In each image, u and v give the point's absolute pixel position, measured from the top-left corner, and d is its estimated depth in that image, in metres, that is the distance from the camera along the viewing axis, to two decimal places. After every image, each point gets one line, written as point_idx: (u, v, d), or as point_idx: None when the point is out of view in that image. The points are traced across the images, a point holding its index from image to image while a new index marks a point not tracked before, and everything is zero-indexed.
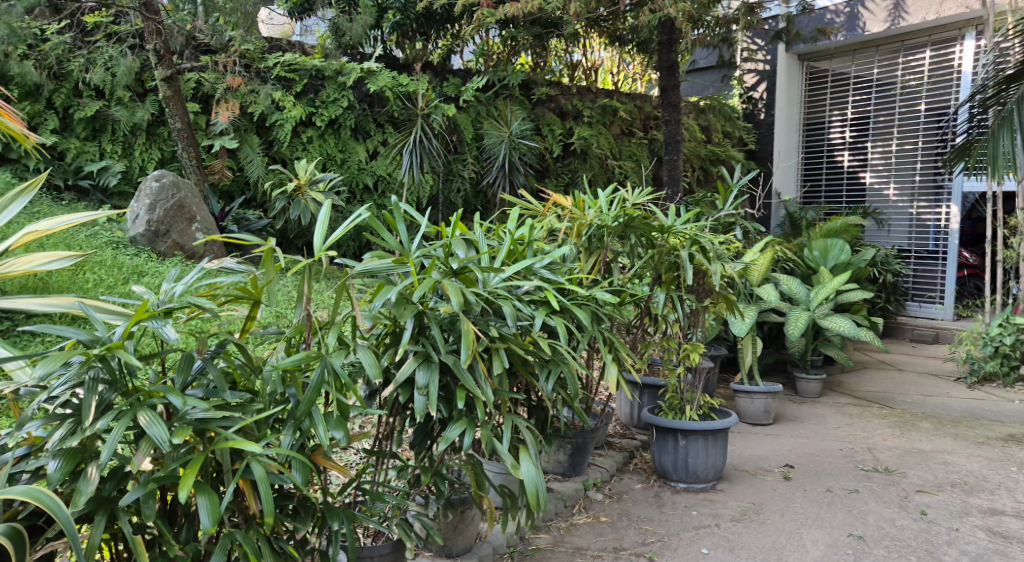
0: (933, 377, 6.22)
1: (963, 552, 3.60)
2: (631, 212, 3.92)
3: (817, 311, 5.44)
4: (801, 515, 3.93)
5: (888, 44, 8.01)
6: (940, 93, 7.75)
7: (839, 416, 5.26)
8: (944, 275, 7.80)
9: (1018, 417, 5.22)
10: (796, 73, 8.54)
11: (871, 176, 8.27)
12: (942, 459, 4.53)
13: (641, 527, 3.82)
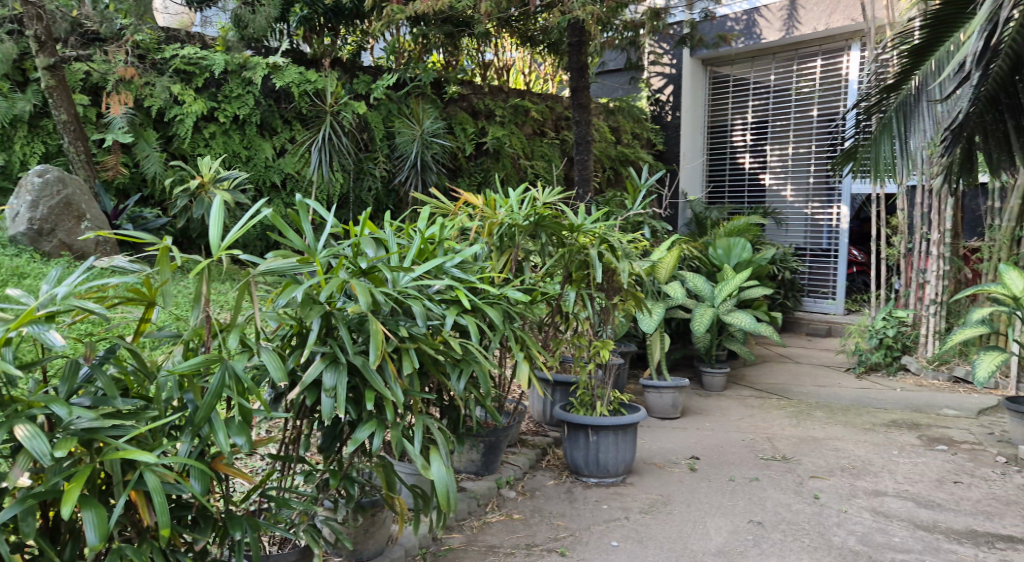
0: (826, 368, 6.46)
1: (850, 532, 3.75)
2: (541, 211, 3.94)
3: (722, 307, 5.58)
4: (705, 505, 4.03)
5: (784, 52, 8.28)
6: (830, 99, 8.03)
7: (741, 408, 5.42)
8: (835, 272, 8.11)
9: (901, 404, 5.47)
10: (701, 77, 8.75)
11: (771, 177, 8.54)
12: (834, 446, 4.71)
13: (552, 523, 3.86)
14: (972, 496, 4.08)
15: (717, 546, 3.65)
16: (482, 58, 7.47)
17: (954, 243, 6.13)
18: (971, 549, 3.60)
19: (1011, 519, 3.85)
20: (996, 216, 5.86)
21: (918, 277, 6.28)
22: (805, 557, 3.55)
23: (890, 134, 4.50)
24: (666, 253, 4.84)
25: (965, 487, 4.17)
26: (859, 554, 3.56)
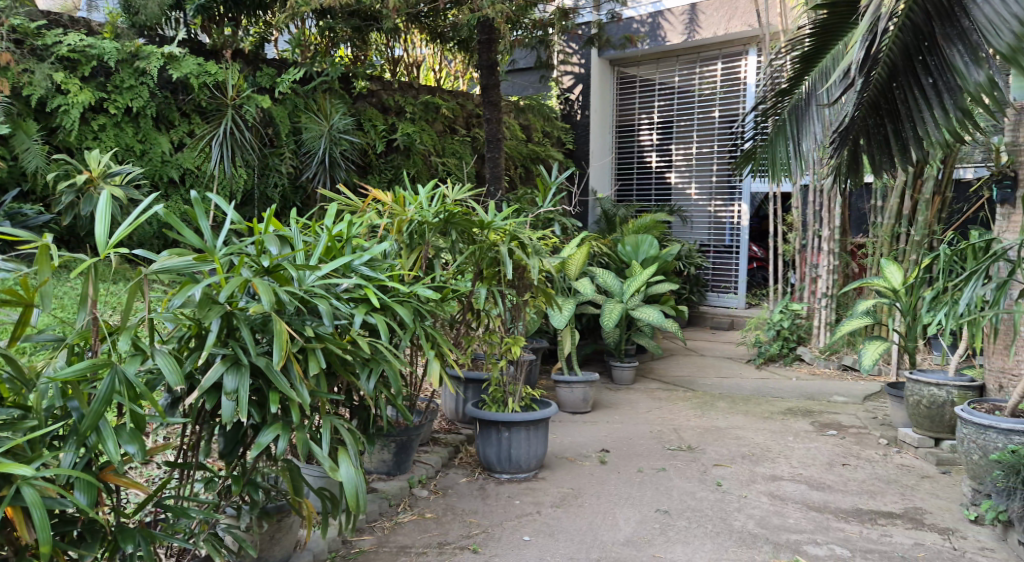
0: (729, 360, 6.62)
1: (750, 516, 3.87)
2: (451, 208, 3.96)
3: (631, 303, 5.65)
4: (614, 496, 4.10)
5: (686, 55, 8.47)
6: (731, 101, 8.26)
7: (648, 401, 5.52)
8: (737, 267, 8.33)
9: (798, 393, 5.66)
10: (609, 78, 8.86)
11: (676, 176, 8.71)
12: (735, 434, 4.84)
13: (465, 520, 3.86)
14: (859, 477, 4.26)
15: (625, 536, 3.72)
16: (391, 54, 7.40)
17: (842, 239, 6.35)
18: (857, 526, 3.76)
19: (892, 496, 4.04)
20: (879, 213, 6.07)
21: (811, 272, 6.50)
22: (709, 543, 3.65)
23: (784, 136, 4.35)
24: (575, 249, 4.87)
25: (852, 469, 4.35)
26: (757, 537, 3.68)
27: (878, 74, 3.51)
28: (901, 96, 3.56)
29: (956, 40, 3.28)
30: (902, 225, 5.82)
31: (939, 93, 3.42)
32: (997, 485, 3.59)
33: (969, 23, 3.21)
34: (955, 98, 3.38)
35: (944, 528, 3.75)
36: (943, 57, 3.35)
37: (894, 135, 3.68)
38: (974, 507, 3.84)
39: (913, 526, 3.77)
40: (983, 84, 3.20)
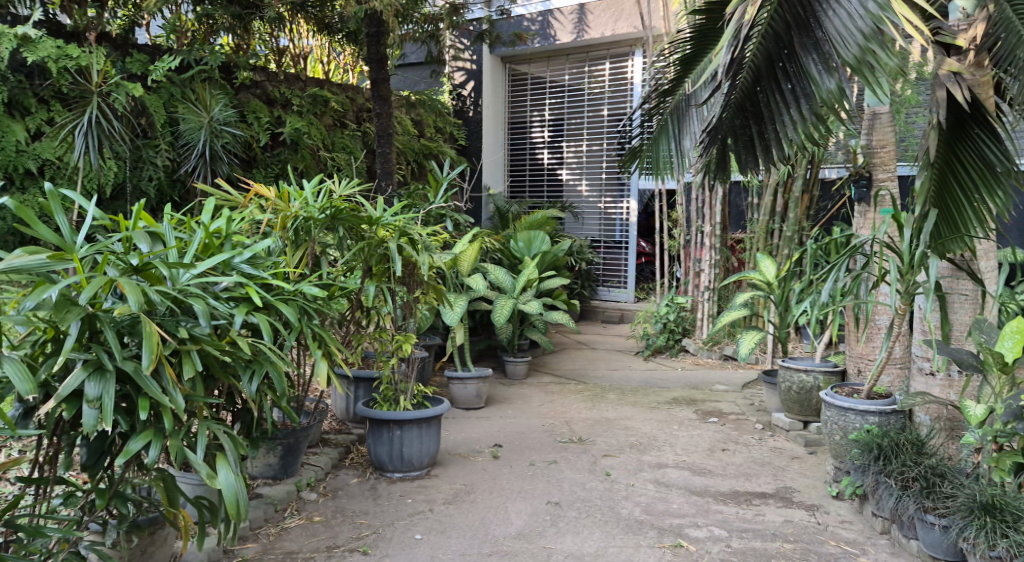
0: (618, 353, 6.73)
1: (637, 504, 3.95)
2: (338, 204, 3.90)
3: (521, 298, 5.69)
4: (507, 490, 4.11)
5: (576, 54, 8.58)
6: (619, 101, 8.43)
7: (541, 395, 5.56)
8: (626, 261, 8.48)
9: (683, 382, 5.81)
10: (501, 76, 8.87)
11: (568, 173, 8.84)
12: (623, 424, 4.93)
13: (355, 522, 3.81)
14: (737, 461, 4.39)
15: (517, 530, 3.74)
16: (276, 44, 7.22)
17: (722, 234, 6.54)
18: (733, 507, 3.90)
19: (765, 478, 4.18)
20: (755, 210, 6.27)
21: (694, 266, 6.67)
22: (597, 532, 3.72)
23: (666, 135, 4.26)
24: (466, 246, 4.83)
25: (731, 453, 4.48)
26: (643, 523, 3.78)
27: (742, 79, 3.63)
28: (764, 101, 3.66)
29: (811, 49, 3.46)
30: (776, 221, 6.03)
31: (797, 99, 3.56)
32: (854, 463, 3.77)
33: (823, 34, 3.39)
34: (811, 105, 3.53)
35: (810, 504, 3.94)
36: (800, 66, 3.50)
37: (758, 136, 3.77)
38: (836, 483, 4.03)
39: (783, 505, 3.93)
40: (834, 92, 3.39)
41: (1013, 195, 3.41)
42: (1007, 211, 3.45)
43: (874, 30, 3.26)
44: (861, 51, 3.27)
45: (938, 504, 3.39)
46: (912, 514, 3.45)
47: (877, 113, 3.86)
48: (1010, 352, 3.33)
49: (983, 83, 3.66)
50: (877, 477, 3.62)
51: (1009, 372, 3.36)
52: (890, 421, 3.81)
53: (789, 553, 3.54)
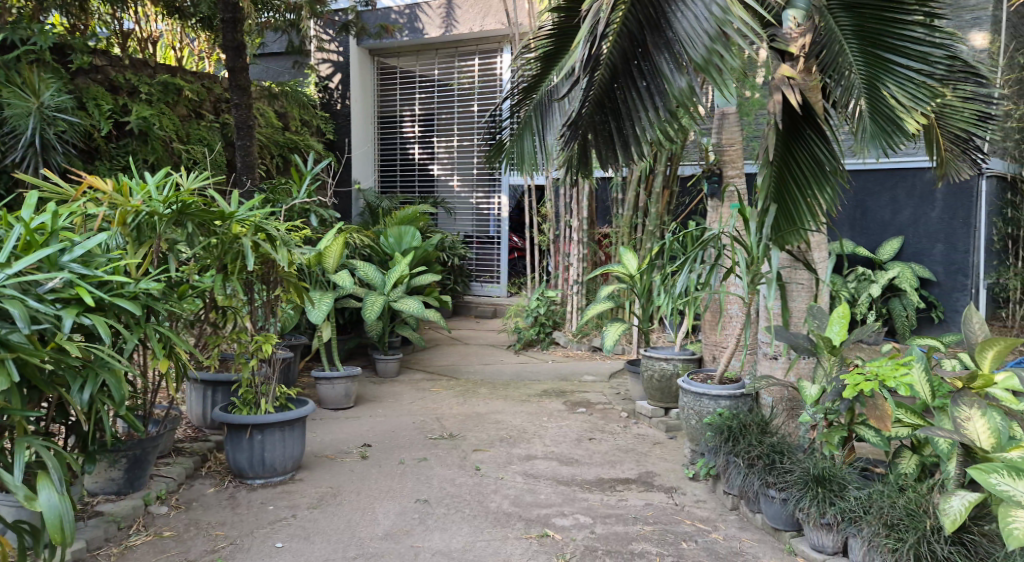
0: (491, 347, 6.77)
1: (506, 497, 3.99)
2: (186, 199, 3.75)
3: (393, 294, 5.58)
4: (375, 490, 4.06)
5: (445, 49, 8.52)
6: (488, 98, 8.42)
7: (413, 392, 5.50)
8: (499, 255, 8.57)
9: (553, 374, 5.91)
10: (369, 67, 8.71)
11: (439, 168, 8.76)
12: (495, 419, 4.96)
13: (209, 534, 3.67)
14: (603, 449, 4.51)
15: (384, 530, 3.72)
16: (120, 26, 6.80)
17: (589, 229, 6.69)
18: (598, 495, 4.00)
19: (628, 464, 4.32)
20: (620, 205, 6.43)
21: (563, 260, 6.79)
22: (465, 527, 3.75)
23: (530, 130, 4.13)
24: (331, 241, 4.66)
25: (597, 442, 4.59)
26: (511, 516, 3.83)
27: (599, 75, 3.74)
28: (622, 97, 3.78)
29: (662, 49, 3.61)
30: (639, 217, 6.21)
31: (652, 96, 3.70)
32: (707, 444, 3.93)
33: (673, 34, 3.57)
34: (666, 102, 3.69)
35: (669, 487, 4.09)
36: (654, 64, 3.65)
37: (617, 133, 3.87)
38: (695, 465, 4.19)
39: (645, 489, 4.07)
40: (685, 89, 3.56)
41: (841, 193, 3.58)
42: (835, 206, 3.63)
43: (718, 32, 3.47)
44: (708, 52, 3.47)
45: (779, 479, 3.60)
46: (758, 490, 3.66)
47: (725, 113, 3.76)
48: (838, 335, 3.56)
49: (812, 90, 3.68)
50: (729, 457, 3.79)
51: (838, 354, 3.56)
52: (739, 404, 4.00)
53: (650, 535, 3.68)
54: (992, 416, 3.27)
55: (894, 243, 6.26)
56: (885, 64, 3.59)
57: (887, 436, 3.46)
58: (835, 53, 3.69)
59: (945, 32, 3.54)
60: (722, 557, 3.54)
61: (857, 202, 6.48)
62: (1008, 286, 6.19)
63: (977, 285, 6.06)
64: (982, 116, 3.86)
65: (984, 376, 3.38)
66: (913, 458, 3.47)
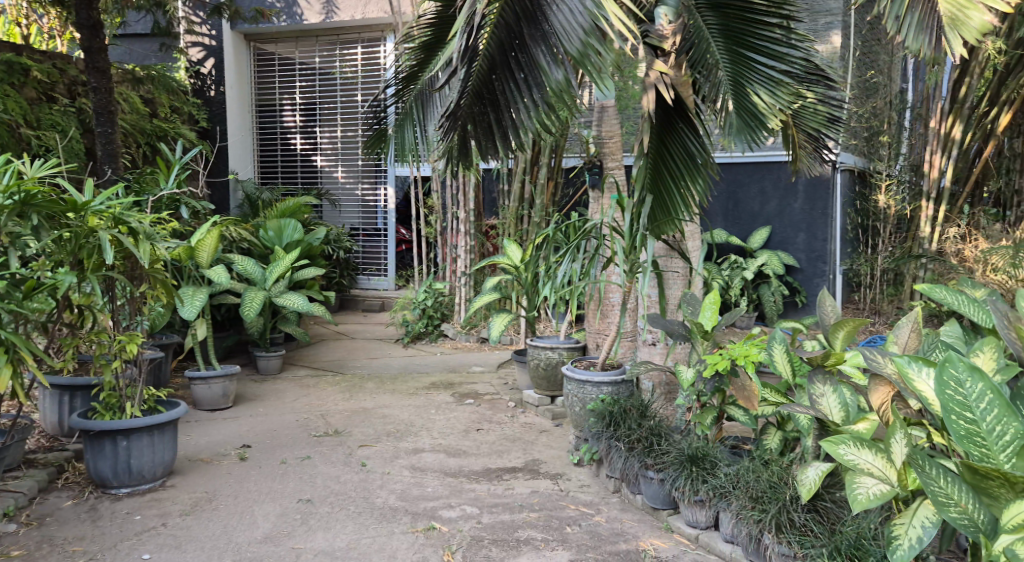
0: (378, 341, 6.66)
1: (392, 491, 3.95)
2: (30, 189, 3.45)
3: (274, 289, 5.35)
4: (253, 493, 3.93)
5: (327, 36, 8.34)
6: (372, 86, 8.27)
7: (296, 389, 5.33)
8: (386, 248, 8.44)
9: (440, 367, 5.87)
10: (245, 53, 8.41)
11: (322, 159, 8.61)
12: (382, 413, 4.88)
13: (67, 550, 3.43)
14: (491, 439, 4.53)
15: (263, 533, 3.60)
16: None
17: (477, 221, 6.70)
18: (484, 485, 4.03)
19: (515, 453, 4.36)
20: (506, 197, 6.46)
21: (451, 252, 6.79)
22: (349, 524, 3.68)
23: (411, 120, 4.12)
24: (204, 234, 4.50)
25: (485, 432, 4.61)
26: (397, 510, 3.79)
27: (477, 66, 3.74)
28: (500, 88, 3.78)
29: (539, 41, 3.65)
30: (525, 208, 6.26)
31: (530, 87, 3.73)
32: (590, 430, 4.03)
33: (549, 26, 3.61)
34: (543, 94, 3.73)
35: (554, 473, 4.17)
36: (531, 56, 3.68)
37: (496, 123, 3.86)
38: (578, 451, 4.28)
39: (531, 477, 4.13)
40: (562, 82, 3.62)
41: (712, 184, 3.64)
42: (708, 196, 3.67)
43: (592, 27, 3.53)
44: (584, 45, 3.53)
45: (657, 460, 3.74)
46: (638, 472, 3.78)
47: (605, 106, 3.84)
48: (710, 320, 3.64)
49: (683, 85, 3.78)
50: (610, 441, 3.91)
51: (711, 339, 3.64)
52: (620, 390, 4.13)
53: (535, 522, 3.74)
54: (842, 393, 3.47)
55: (763, 232, 6.61)
56: (748, 62, 3.63)
57: (755, 414, 3.60)
58: (704, 50, 3.70)
59: (800, 35, 3.67)
60: (605, 539, 3.64)
61: (730, 194, 6.82)
62: (860, 271, 6.44)
63: (834, 270, 6.49)
64: (832, 118, 4.12)
65: (836, 354, 3.54)
66: (777, 434, 3.63)
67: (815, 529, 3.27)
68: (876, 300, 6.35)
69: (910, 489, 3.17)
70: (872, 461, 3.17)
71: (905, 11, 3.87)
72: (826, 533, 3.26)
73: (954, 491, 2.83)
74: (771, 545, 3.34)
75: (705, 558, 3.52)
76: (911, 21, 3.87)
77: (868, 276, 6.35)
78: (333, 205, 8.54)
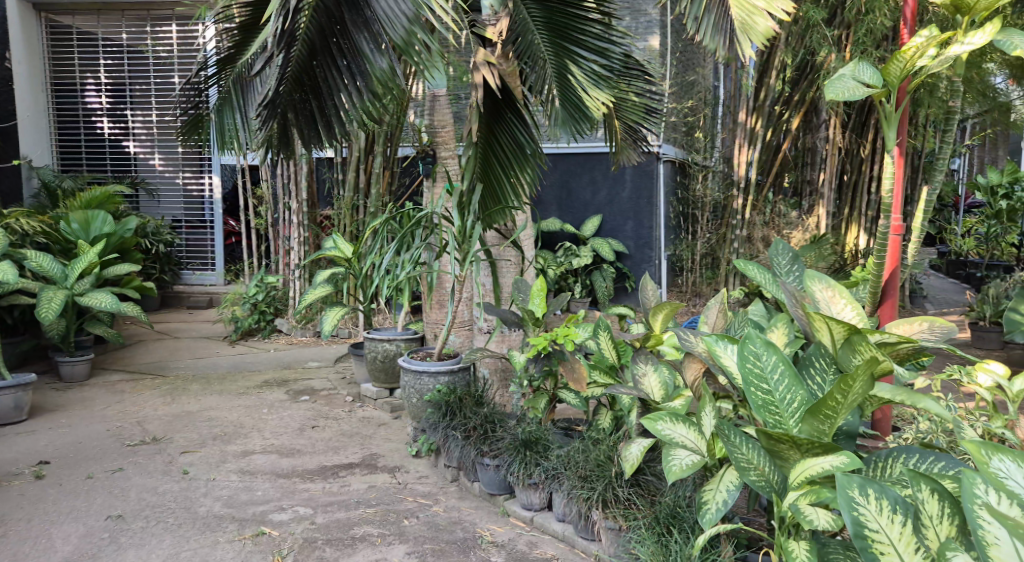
0: (207, 340, 6.38)
1: (216, 499, 3.75)
2: None
3: (76, 287, 5.05)
4: (52, 513, 3.59)
5: (134, 11, 8.00)
6: (188, 65, 8.06)
7: (106, 395, 4.95)
8: (213, 241, 8.41)
9: (271, 364, 5.67)
10: (35, 25, 7.77)
11: (135, 145, 8.26)
12: (207, 416, 4.64)
13: None
14: (326, 436, 4.43)
15: (64, 557, 3.29)
16: None
17: (311, 211, 6.62)
18: (319, 484, 3.92)
19: (352, 448, 4.29)
20: (341, 186, 6.41)
21: (285, 244, 6.67)
22: (167, 538, 3.43)
23: (230, 106, 4.04)
24: None
25: (321, 429, 4.51)
26: (223, 518, 3.59)
27: (296, 53, 3.53)
28: (321, 75, 3.61)
29: (361, 28, 3.50)
30: (360, 198, 6.24)
31: (353, 76, 3.58)
32: (427, 421, 4.03)
33: (371, 13, 3.46)
34: (367, 82, 3.57)
35: (392, 467, 4.13)
36: (353, 42, 3.53)
37: (319, 112, 3.68)
38: (416, 442, 4.26)
39: (368, 472, 4.07)
40: (386, 71, 3.50)
41: (539, 172, 3.69)
42: (537, 186, 3.73)
43: (416, 14, 3.40)
44: (408, 33, 3.39)
45: (492, 447, 3.79)
46: (474, 460, 3.83)
47: (438, 95, 3.91)
48: (540, 307, 3.74)
49: (511, 75, 3.68)
50: (447, 431, 3.93)
51: (542, 325, 3.73)
52: (457, 379, 4.10)
53: (371, 518, 3.66)
54: (662, 371, 3.56)
55: (595, 220, 7.05)
56: (571, 54, 3.75)
57: (586, 397, 3.68)
58: (530, 41, 3.74)
59: (620, 31, 3.83)
60: (442, 529, 3.63)
61: (563, 183, 7.17)
62: (682, 256, 7.15)
63: (659, 255, 7.04)
64: (650, 109, 4.33)
65: (656, 337, 3.69)
66: (608, 413, 3.72)
67: (637, 503, 3.36)
68: (696, 283, 7.15)
69: (718, 458, 3.23)
70: (686, 434, 3.24)
71: (704, 12, 4.10)
72: (647, 504, 3.35)
73: (754, 456, 2.94)
74: (598, 520, 3.43)
75: (540, 538, 3.60)
76: (709, 22, 4.10)
77: (689, 261, 7.11)
78: (151, 196, 8.26)
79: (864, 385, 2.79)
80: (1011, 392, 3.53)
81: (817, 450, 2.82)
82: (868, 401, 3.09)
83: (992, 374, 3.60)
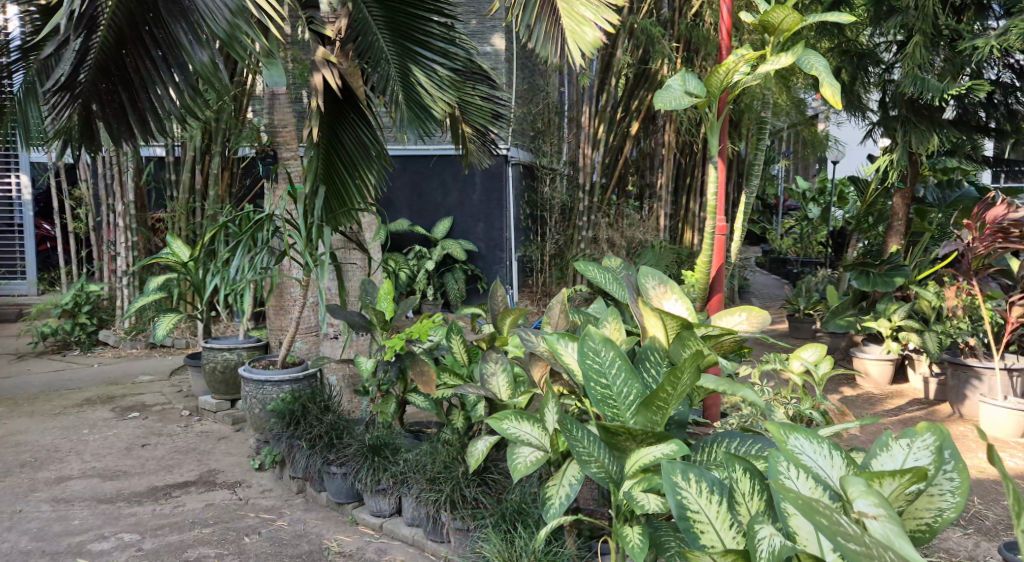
0: (14, 355, 5.88)
1: (23, 533, 3.43)
2: None
3: None
4: None
5: None
6: None
7: None
8: (22, 246, 7.70)
9: (91, 382, 5.27)
10: None
11: None
12: (17, 440, 4.27)
13: None
14: (156, 455, 4.18)
15: None
16: None
17: (139, 214, 6.28)
18: (148, 507, 3.68)
19: (188, 466, 4.08)
20: (173, 187, 6.14)
21: (109, 250, 6.30)
22: None
23: (34, 96, 3.77)
24: None
25: (151, 448, 4.25)
26: (30, 553, 3.29)
27: (101, 37, 3.18)
28: (133, 66, 3.26)
29: (178, 17, 3.21)
30: (196, 199, 6.03)
31: (170, 68, 3.27)
32: (270, 431, 3.91)
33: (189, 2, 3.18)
34: (185, 76, 3.28)
35: (232, 482, 3.95)
36: (168, 33, 3.22)
37: (131, 105, 3.32)
38: (258, 455, 4.10)
39: (205, 489, 3.87)
40: (207, 65, 3.23)
41: (384, 173, 3.65)
42: (382, 187, 3.69)
43: (240, 6, 3.18)
44: (230, 27, 3.17)
45: (339, 455, 3.69)
46: (320, 467, 3.72)
47: (276, 94, 3.87)
48: (387, 310, 3.70)
49: (351, 73, 3.74)
50: (291, 441, 3.82)
51: (390, 328, 3.69)
52: (302, 386, 4.04)
53: (206, 539, 3.47)
54: (509, 370, 3.50)
55: (446, 222, 7.30)
56: (415, 55, 3.70)
57: (433, 398, 3.59)
58: (370, 41, 3.65)
59: (461, 34, 3.82)
60: (286, 543, 3.48)
61: (413, 185, 7.41)
62: (532, 257, 7.40)
63: (509, 256, 7.40)
64: (496, 114, 4.39)
65: (501, 337, 3.70)
66: (460, 413, 3.61)
67: (485, 502, 3.33)
68: (545, 283, 7.38)
69: (562, 452, 3.16)
70: (530, 431, 3.15)
71: (532, 21, 3.98)
72: (493, 502, 3.32)
73: (593, 449, 2.88)
74: (448, 522, 3.38)
75: (389, 544, 3.50)
76: (540, 32, 4.01)
77: (539, 261, 7.35)
78: None
79: (692, 376, 2.71)
80: (817, 375, 3.82)
81: (651, 439, 2.79)
82: (695, 391, 3.10)
83: (804, 359, 3.85)
